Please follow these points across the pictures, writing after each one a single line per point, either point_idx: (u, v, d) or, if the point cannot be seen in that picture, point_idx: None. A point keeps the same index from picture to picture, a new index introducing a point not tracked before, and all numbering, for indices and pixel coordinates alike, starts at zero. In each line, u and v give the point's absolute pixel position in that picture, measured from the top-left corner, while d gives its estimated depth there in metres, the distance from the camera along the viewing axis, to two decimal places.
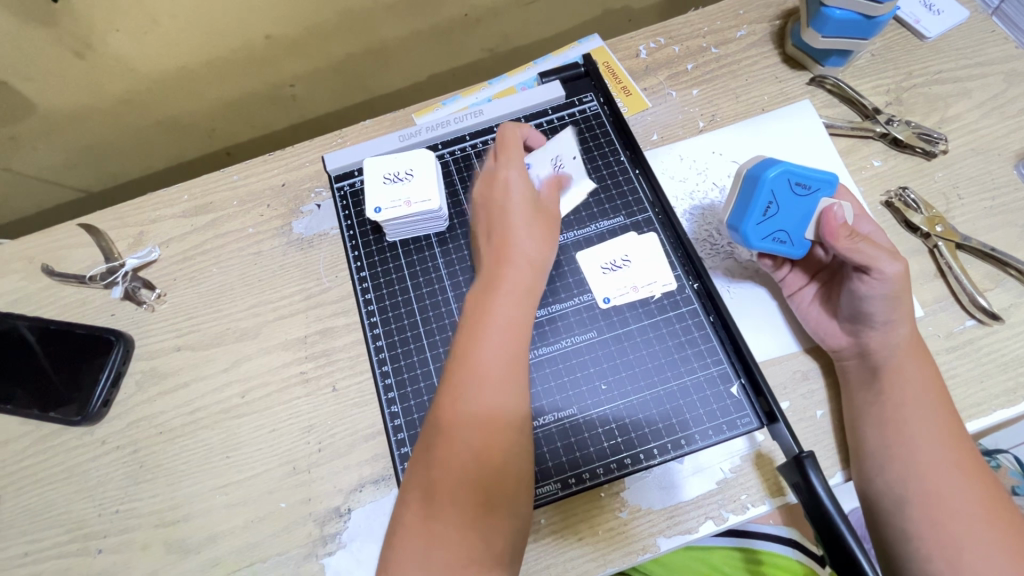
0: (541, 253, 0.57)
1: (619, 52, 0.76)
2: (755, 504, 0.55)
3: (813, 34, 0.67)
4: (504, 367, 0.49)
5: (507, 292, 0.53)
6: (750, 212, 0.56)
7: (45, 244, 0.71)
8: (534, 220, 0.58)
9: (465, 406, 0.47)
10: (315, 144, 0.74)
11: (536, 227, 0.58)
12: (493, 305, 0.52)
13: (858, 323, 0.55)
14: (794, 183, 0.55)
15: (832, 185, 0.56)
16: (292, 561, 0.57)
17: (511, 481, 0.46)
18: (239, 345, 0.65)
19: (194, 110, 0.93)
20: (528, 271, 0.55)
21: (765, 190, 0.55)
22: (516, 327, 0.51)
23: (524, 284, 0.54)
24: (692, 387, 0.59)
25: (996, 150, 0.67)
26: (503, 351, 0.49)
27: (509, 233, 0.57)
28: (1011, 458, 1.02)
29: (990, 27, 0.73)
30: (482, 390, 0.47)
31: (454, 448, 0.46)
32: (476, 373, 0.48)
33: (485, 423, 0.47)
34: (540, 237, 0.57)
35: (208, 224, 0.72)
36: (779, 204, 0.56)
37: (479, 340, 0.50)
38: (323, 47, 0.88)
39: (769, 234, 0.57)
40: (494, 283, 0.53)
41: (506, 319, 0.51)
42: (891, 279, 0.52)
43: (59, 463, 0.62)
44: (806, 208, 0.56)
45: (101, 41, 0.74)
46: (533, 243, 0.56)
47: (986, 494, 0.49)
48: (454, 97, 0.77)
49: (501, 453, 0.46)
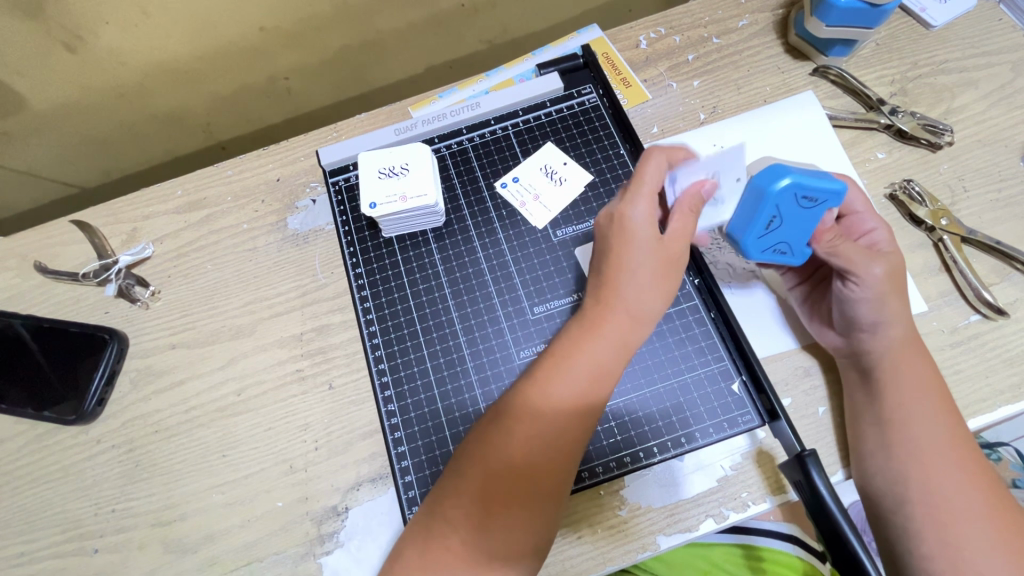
0: (648, 303, 0.49)
1: (619, 43, 0.75)
2: (756, 502, 0.54)
3: (818, 24, 0.66)
4: (582, 407, 0.47)
5: (606, 335, 0.48)
6: (752, 225, 0.53)
7: (37, 241, 0.71)
8: (650, 264, 0.49)
9: (520, 412, 0.46)
10: (309, 138, 0.73)
11: (653, 277, 0.49)
12: (587, 341, 0.48)
13: (843, 325, 0.54)
14: (800, 196, 0.51)
15: (841, 196, 0.52)
16: (289, 559, 0.56)
17: (531, 499, 0.45)
18: (234, 343, 0.65)
19: (187, 104, 0.91)
20: (632, 325, 0.49)
21: (768, 205, 0.52)
22: (603, 374, 0.48)
23: (624, 336, 0.49)
24: (693, 384, 0.58)
25: (1002, 142, 0.66)
26: (585, 390, 0.47)
27: (621, 274, 0.50)
28: (1012, 451, 1.02)
29: (997, 16, 0.72)
30: (552, 415, 0.46)
31: (503, 453, 0.45)
32: (546, 393, 0.47)
33: (544, 446, 0.46)
34: (653, 288, 0.49)
35: (203, 220, 0.71)
36: (782, 218, 0.52)
37: (565, 360, 0.48)
38: (318, 39, 0.87)
39: (771, 246, 0.55)
40: (592, 318, 0.49)
41: (595, 362, 0.48)
42: (872, 283, 0.52)
43: (54, 462, 0.62)
44: (811, 219, 0.53)
45: (91, 34, 0.73)
46: (645, 293, 0.49)
47: (989, 491, 0.48)
48: (451, 90, 0.75)
49: (550, 479, 0.45)
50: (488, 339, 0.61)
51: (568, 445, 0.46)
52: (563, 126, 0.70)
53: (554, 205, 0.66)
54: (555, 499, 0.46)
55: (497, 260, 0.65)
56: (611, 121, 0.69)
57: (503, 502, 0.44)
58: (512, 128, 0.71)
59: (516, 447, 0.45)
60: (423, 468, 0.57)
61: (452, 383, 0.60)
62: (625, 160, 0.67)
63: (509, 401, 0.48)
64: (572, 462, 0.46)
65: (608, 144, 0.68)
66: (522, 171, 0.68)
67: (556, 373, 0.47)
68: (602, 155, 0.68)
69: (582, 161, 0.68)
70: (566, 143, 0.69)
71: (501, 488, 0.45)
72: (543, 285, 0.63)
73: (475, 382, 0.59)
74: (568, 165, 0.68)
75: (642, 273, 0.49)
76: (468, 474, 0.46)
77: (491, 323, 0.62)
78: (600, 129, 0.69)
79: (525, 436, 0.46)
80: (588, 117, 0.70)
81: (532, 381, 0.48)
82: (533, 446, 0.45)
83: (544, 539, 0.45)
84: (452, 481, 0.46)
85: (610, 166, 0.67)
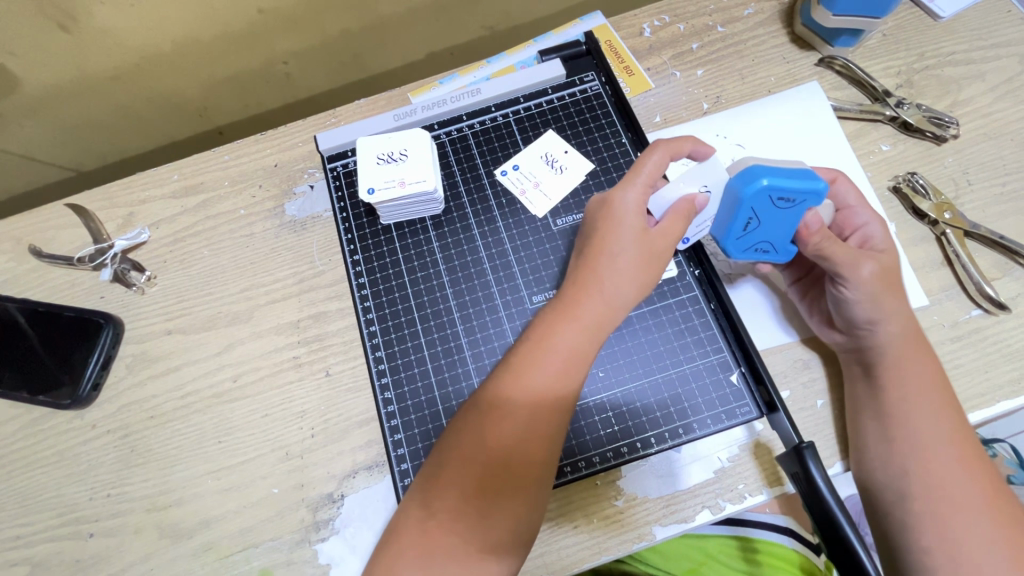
0: (625, 290, 0.49)
1: (623, 30, 0.74)
2: (752, 493, 0.54)
3: (824, 12, 0.65)
4: (556, 392, 0.46)
5: (581, 320, 0.48)
6: (730, 228, 0.54)
7: (32, 225, 0.70)
8: (632, 251, 0.49)
9: (497, 399, 0.46)
10: (308, 123, 0.72)
11: (632, 265, 0.49)
12: (559, 323, 0.48)
13: (846, 323, 0.54)
14: (776, 199, 0.50)
15: (820, 195, 0.50)
16: (285, 546, 0.56)
17: (510, 485, 0.45)
18: (231, 329, 0.64)
19: (184, 87, 0.90)
20: (608, 311, 0.48)
21: (743, 209, 0.51)
22: (577, 359, 0.47)
23: (599, 321, 0.48)
24: (691, 375, 0.58)
25: (1008, 135, 0.65)
26: (557, 374, 0.47)
27: (600, 259, 0.49)
28: (1009, 448, 1.02)
29: (1006, 7, 0.71)
30: (525, 400, 0.46)
31: (478, 438, 0.45)
32: (520, 378, 0.46)
33: (516, 430, 0.45)
34: (630, 276, 0.49)
35: (200, 205, 0.70)
36: (760, 220, 0.52)
37: (541, 346, 0.47)
38: (317, 23, 0.86)
39: (753, 246, 0.55)
40: (566, 300, 0.49)
41: (569, 347, 0.47)
42: (862, 283, 0.51)
43: (49, 446, 0.61)
44: (790, 219, 0.52)
45: (85, 13, 0.71)
46: (622, 280, 0.49)
47: (986, 486, 0.48)
48: (452, 76, 0.74)
49: (526, 466, 0.45)
50: (486, 327, 0.61)
51: (544, 432, 0.46)
52: (564, 114, 0.69)
53: (554, 193, 0.65)
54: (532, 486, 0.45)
55: (496, 248, 0.64)
56: (614, 110, 0.68)
57: (479, 487, 0.44)
58: (513, 115, 0.70)
59: (490, 433, 0.45)
60: (419, 455, 0.57)
61: (449, 371, 0.59)
62: (627, 150, 0.67)
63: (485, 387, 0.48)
64: (550, 448, 0.46)
65: (610, 132, 0.68)
66: (523, 160, 0.67)
67: (532, 357, 0.47)
68: (604, 144, 0.67)
69: (583, 150, 0.67)
70: (567, 131, 0.68)
71: (477, 473, 0.45)
72: (541, 274, 0.62)
73: (472, 369, 0.59)
74: (569, 153, 0.67)
75: (622, 260, 0.49)
76: (446, 460, 0.46)
77: (489, 312, 0.61)
78: (602, 117, 0.68)
79: (501, 422, 0.45)
80: (590, 105, 0.69)
81: (509, 367, 0.47)
82: (507, 432, 0.45)
83: (524, 526, 0.45)
84: (431, 467, 0.47)
85: (611, 156, 0.67)
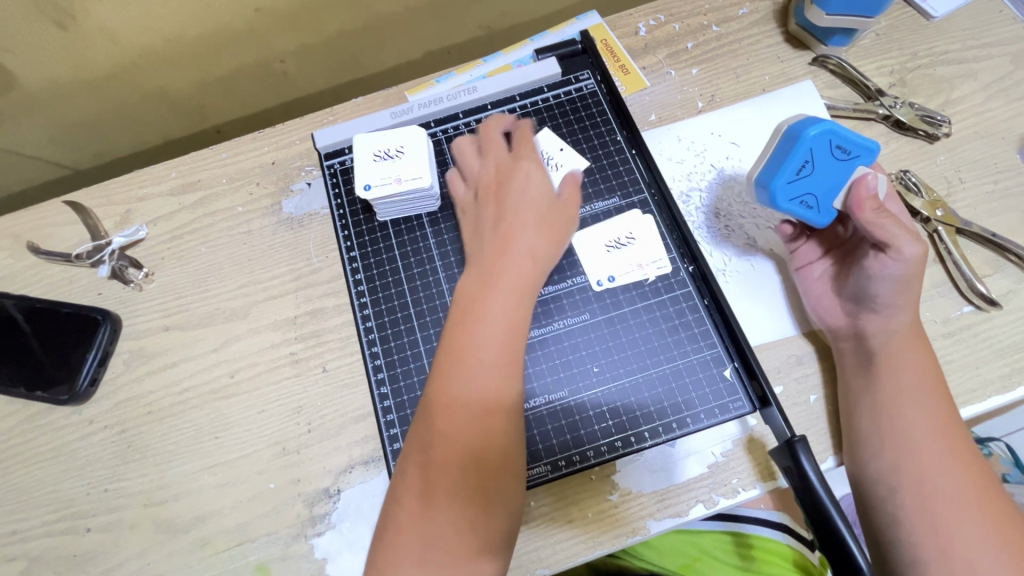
0: (545, 248, 0.55)
1: (618, 30, 0.74)
2: (746, 488, 0.55)
3: (818, 12, 0.66)
4: (502, 360, 0.49)
5: (507, 285, 0.52)
6: (783, 170, 0.54)
7: (30, 222, 0.70)
8: (544, 218, 0.57)
9: (456, 395, 0.47)
10: (305, 121, 0.73)
11: (545, 227, 0.56)
12: (486, 295, 0.51)
13: (859, 304, 0.55)
14: (835, 145, 0.53)
15: (872, 154, 0.53)
16: (281, 540, 0.57)
17: (496, 466, 0.46)
18: (228, 325, 0.65)
19: (182, 85, 0.91)
20: (531, 267, 0.54)
21: (802, 148, 0.53)
22: (515, 321, 0.51)
23: (522, 282, 0.53)
24: (685, 370, 0.58)
25: (999, 134, 0.66)
26: (498, 342, 0.49)
27: (516, 229, 0.55)
28: (1003, 447, 1.03)
29: (998, 7, 0.71)
30: (480, 380, 0.48)
31: (450, 433, 0.46)
32: (467, 360, 0.48)
33: (478, 408, 0.47)
34: (546, 237, 0.56)
35: (197, 202, 0.70)
36: (814, 165, 0.53)
37: (474, 325, 0.50)
38: (315, 22, 0.86)
39: (798, 197, 0.55)
40: (489, 272, 0.53)
41: (505, 313, 0.51)
42: (909, 262, 0.51)
43: (46, 442, 0.62)
44: (840, 175, 0.54)
45: (83, 12, 0.72)
46: (540, 241, 0.55)
47: (977, 479, 0.48)
48: (449, 75, 0.75)
49: (500, 445, 0.46)
50: None
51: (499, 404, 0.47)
52: (560, 112, 0.69)
53: None
54: (513, 458, 0.47)
55: None
56: (609, 107, 0.69)
57: (471, 478, 0.45)
58: (509, 113, 0.70)
59: (458, 427, 0.46)
60: None
61: None
62: (622, 147, 0.67)
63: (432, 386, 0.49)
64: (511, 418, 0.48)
65: (605, 130, 0.68)
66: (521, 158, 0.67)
67: (468, 335, 0.49)
68: (599, 141, 0.68)
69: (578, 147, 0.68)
70: (563, 129, 0.69)
71: (466, 467, 0.45)
72: None
73: None
74: (564, 151, 0.66)
75: (535, 227, 0.56)
76: (428, 474, 0.46)
77: None
78: (597, 115, 0.69)
79: (462, 410, 0.47)
80: (585, 103, 0.70)
81: (452, 358, 0.49)
82: (472, 418, 0.46)
83: (520, 500, 0.47)
84: (415, 480, 0.46)
85: (607, 153, 0.67)
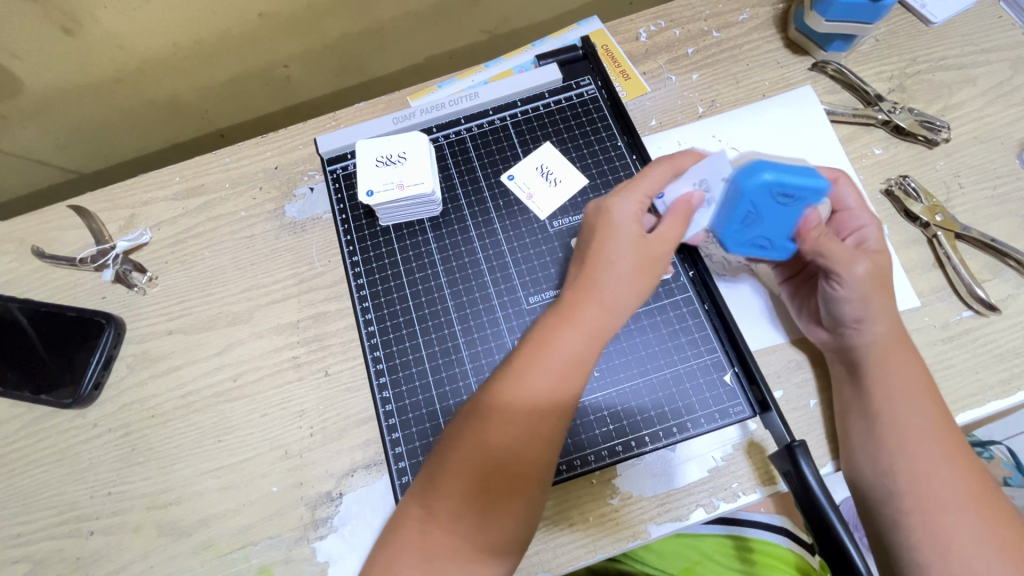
0: (624, 296, 0.49)
1: (619, 35, 0.75)
2: (746, 492, 0.55)
3: (817, 18, 0.66)
4: (553, 397, 0.47)
5: (580, 326, 0.48)
6: (729, 222, 0.55)
7: (35, 226, 0.71)
8: (630, 257, 0.50)
9: (502, 411, 0.46)
10: (308, 126, 0.73)
11: (631, 274, 0.50)
12: (560, 329, 0.48)
13: (832, 322, 0.55)
14: (777, 193, 0.51)
15: (820, 191, 0.51)
16: (283, 543, 0.57)
17: (514, 491, 0.45)
18: (231, 329, 0.65)
19: (186, 90, 0.91)
20: (606, 317, 0.49)
21: (743, 203, 0.52)
22: (578, 363, 0.48)
23: (600, 329, 0.49)
24: (685, 375, 0.58)
25: (998, 139, 0.66)
26: (557, 380, 0.47)
27: (601, 270, 0.50)
28: (1004, 450, 1.03)
29: (997, 13, 0.72)
30: (525, 404, 0.46)
31: (480, 437, 0.46)
32: (521, 384, 0.47)
33: (520, 432, 0.46)
34: (629, 284, 0.50)
35: (201, 207, 0.71)
36: (759, 213, 0.53)
37: (539, 355, 0.48)
38: (318, 27, 0.87)
39: (749, 240, 0.56)
40: (565, 305, 0.50)
41: (570, 351, 0.48)
42: (855, 284, 0.52)
43: (50, 444, 0.62)
44: (789, 214, 0.53)
45: (89, 17, 0.72)
46: (621, 285, 0.49)
47: (975, 482, 0.48)
48: (450, 80, 0.75)
49: (524, 470, 0.45)
50: (483, 328, 0.61)
51: (543, 437, 0.46)
52: (561, 118, 0.70)
53: (553, 197, 0.66)
54: (533, 486, 0.46)
55: (493, 250, 0.65)
56: (610, 113, 0.69)
57: (477, 485, 0.45)
58: (510, 119, 0.71)
59: (491, 441, 0.45)
60: (417, 454, 0.57)
61: (447, 371, 0.60)
62: (623, 153, 0.67)
63: (480, 392, 0.48)
64: (547, 456, 0.46)
65: (606, 136, 0.69)
66: (565, 167, 0.67)
67: (531, 359, 0.47)
68: (600, 147, 0.68)
69: (579, 154, 0.68)
70: (564, 135, 0.69)
71: (476, 472, 0.45)
72: (538, 275, 0.63)
73: (469, 369, 0.60)
74: (565, 167, 0.67)
75: (621, 266, 0.50)
76: (444, 470, 0.46)
77: (486, 312, 0.62)
78: (599, 121, 0.69)
79: (501, 428, 0.46)
80: (586, 108, 0.70)
81: (509, 377, 0.47)
82: (509, 440, 0.45)
83: (526, 526, 0.46)
84: (429, 472, 0.47)
85: (607, 159, 0.67)
